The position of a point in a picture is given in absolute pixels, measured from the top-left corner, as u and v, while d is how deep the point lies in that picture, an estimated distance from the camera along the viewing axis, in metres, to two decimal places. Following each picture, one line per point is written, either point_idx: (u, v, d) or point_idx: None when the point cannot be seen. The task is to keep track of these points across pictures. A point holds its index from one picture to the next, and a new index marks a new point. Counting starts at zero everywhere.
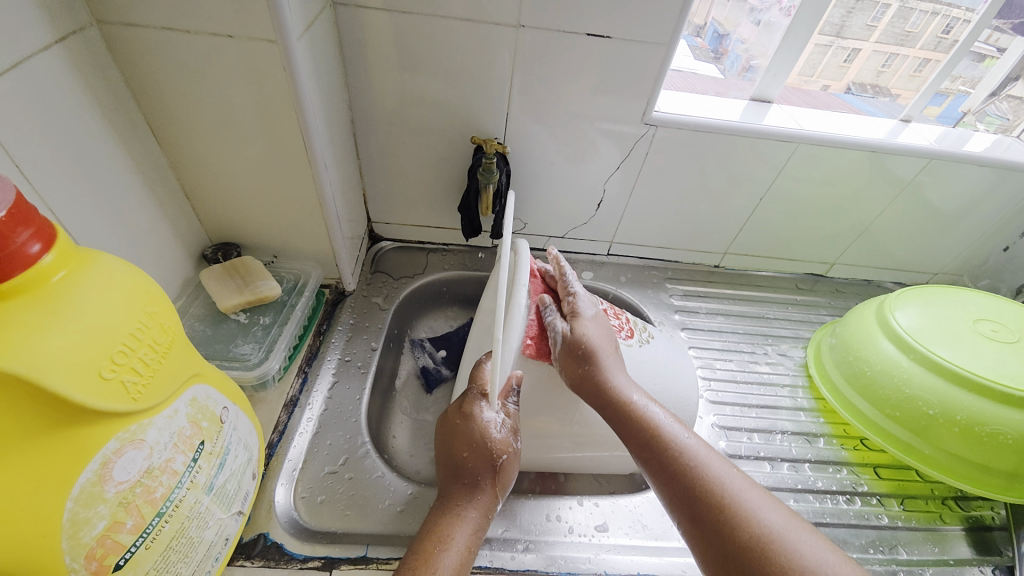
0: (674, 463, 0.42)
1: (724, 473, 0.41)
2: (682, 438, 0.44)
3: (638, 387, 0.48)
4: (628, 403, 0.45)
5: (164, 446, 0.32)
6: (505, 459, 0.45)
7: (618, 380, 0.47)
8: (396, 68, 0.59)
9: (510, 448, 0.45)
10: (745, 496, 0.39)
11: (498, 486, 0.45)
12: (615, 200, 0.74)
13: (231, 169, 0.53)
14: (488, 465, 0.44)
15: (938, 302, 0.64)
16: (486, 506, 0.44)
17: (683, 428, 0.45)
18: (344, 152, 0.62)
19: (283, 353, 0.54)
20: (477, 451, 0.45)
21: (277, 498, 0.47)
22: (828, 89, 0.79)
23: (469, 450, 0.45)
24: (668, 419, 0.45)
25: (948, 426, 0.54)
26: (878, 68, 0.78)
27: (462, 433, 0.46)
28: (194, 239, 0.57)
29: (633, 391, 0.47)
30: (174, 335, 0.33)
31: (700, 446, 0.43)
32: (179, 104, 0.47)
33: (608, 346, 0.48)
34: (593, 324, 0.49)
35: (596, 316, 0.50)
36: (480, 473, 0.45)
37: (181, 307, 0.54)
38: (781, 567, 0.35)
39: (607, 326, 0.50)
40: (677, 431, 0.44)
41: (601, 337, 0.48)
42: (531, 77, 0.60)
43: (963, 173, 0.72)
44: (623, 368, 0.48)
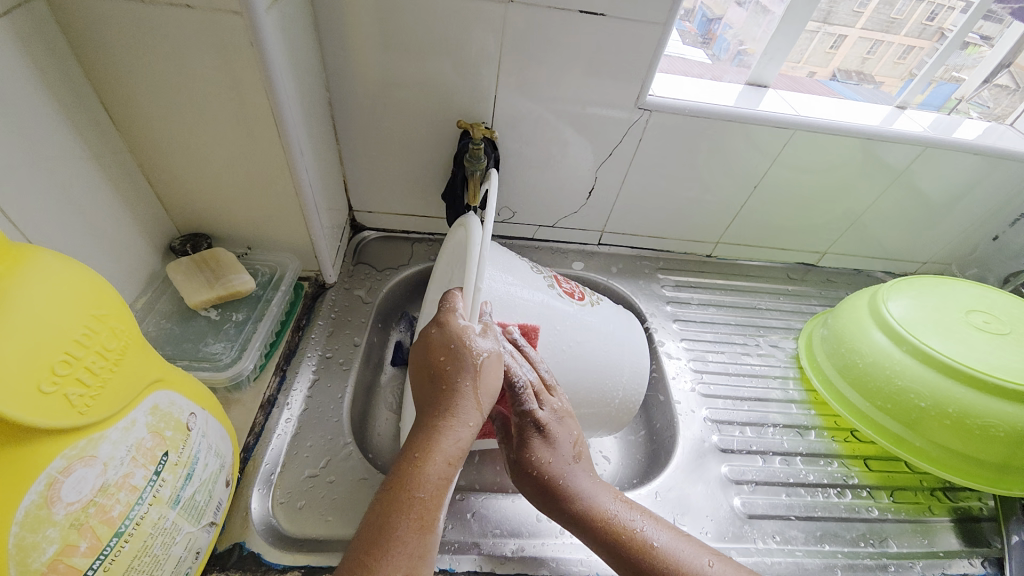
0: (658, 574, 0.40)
1: (706, 569, 0.40)
2: (657, 540, 0.42)
3: (605, 485, 0.45)
4: (601, 514, 0.42)
5: (119, 460, 0.30)
6: (486, 357, 0.40)
7: (584, 493, 0.43)
8: (377, 46, 0.55)
9: (492, 349, 0.40)
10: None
11: (482, 389, 0.39)
12: (607, 189, 0.72)
13: (198, 155, 0.49)
14: (468, 366, 0.39)
15: (931, 292, 0.63)
16: (471, 411, 0.38)
17: (655, 525, 0.43)
18: (322, 136, 0.58)
19: (257, 352, 0.51)
20: (456, 355, 0.39)
21: (254, 504, 0.45)
22: (814, 76, 0.76)
23: (446, 356, 0.40)
24: (641, 521, 0.43)
25: (938, 419, 0.54)
26: (863, 55, 0.76)
27: (438, 341, 0.40)
28: (161, 230, 0.54)
29: (603, 496, 0.43)
30: (128, 339, 0.31)
31: (675, 541, 0.42)
32: (137, 83, 0.43)
33: (568, 461, 0.44)
34: (549, 448, 0.44)
35: (552, 430, 0.44)
36: (461, 377, 0.39)
37: (146, 304, 0.51)
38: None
39: (567, 432, 0.45)
40: (650, 533, 0.42)
41: (558, 460, 0.44)
42: (520, 58, 0.57)
43: (956, 162, 0.71)
44: (587, 472, 0.45)
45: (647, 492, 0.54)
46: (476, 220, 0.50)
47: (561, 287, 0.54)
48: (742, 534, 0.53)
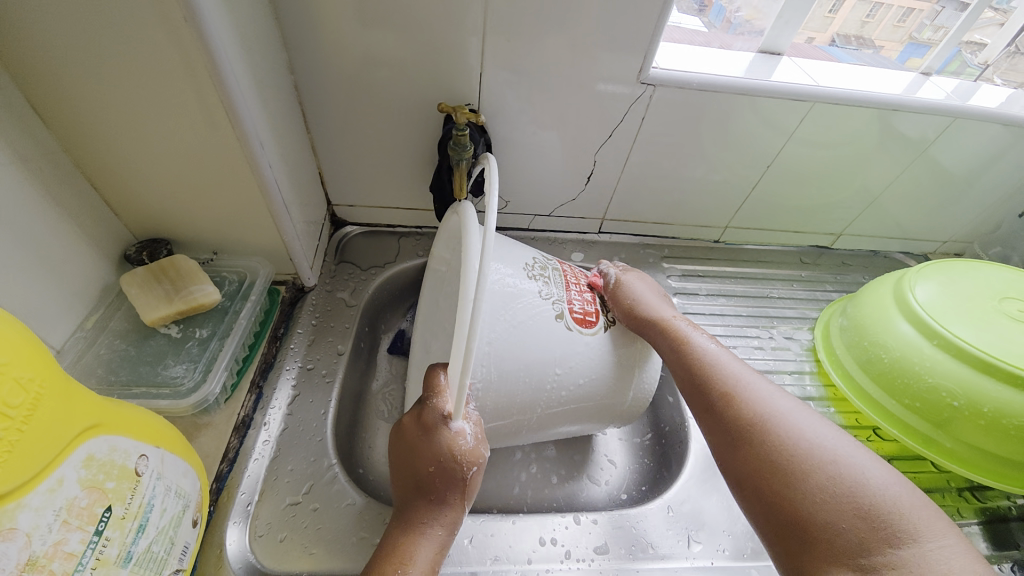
0: (695, 362, 0.45)
1: (740, 371, 0.44)
2: (704, 346, 0.47)
3: (674, 312, 0.50)
4: (662, 320, 0.48)
5: (47, 528, 0.26)
6: (475, 471, 0.39)
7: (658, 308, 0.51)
8: (344, 19, 0.49)
9: (482, 460, 0.40)
10: (757, 388, 0.42)
11: (467, 496, 0.40)
12: (607, 173, 0.66)
13: (148, 155, 0.43)
14: (454, 477, 0.39)
15: (959, 277, 0.59)
16: (452, 521, 0.40)
17: (709, 338, 0.48)
18: (288, 125, 0.52)
19: (224, 372, 0.46)
20: (442, 467, 0.39)
21: (229, 540, 0.42)
22: (812, 42, 0.69)
23: (434, 466, 0.39)
24: (696, 332, 0.48)
25: (971, 418, 0.50)
26: (862, 18, 0.69)
27: (425, 448, 0.39)
28: (112, 237, 0.48)
29: (668, 312, 0.50)
30: (42, 389, 0.26)
31: (720, 351, 0.46)
32: (62, 73, 0.37)
33: (647, 293, 0.52)
34: (638, 277, 0.54)
35: (639, 274, 0.55)
36: (447, 489, 0.40)
37: (98, 323, 0.46)
38: (781, 441, 0.38)
39: (646, 283, 0.54)
40: (699, 339, 0.47)
41: (645, 285, 0.53)
42: (506, 29, 0.50)
43: (986, 132, 0.65)
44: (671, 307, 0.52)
45: (659, 506, 0.50)
46: (472, 208, 0.44)
47: (572, 312, 0.47)
48: None
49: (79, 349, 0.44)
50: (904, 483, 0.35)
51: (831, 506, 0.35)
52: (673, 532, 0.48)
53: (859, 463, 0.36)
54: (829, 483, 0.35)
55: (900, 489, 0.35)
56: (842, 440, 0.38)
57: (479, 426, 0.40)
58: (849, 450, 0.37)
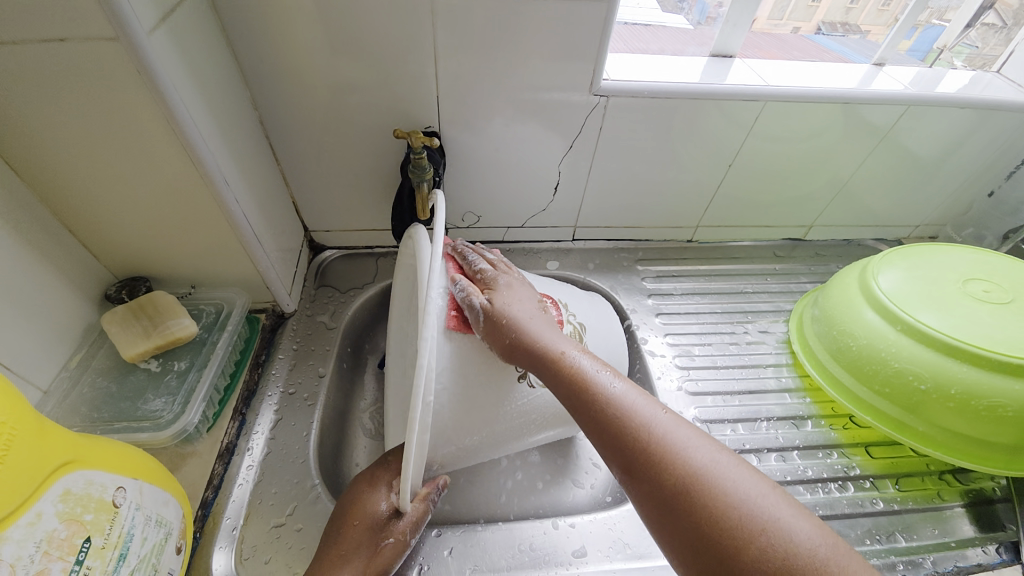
0: (604, 410, 0.39)
1: (651, 417, 0.38)
2: (610, 389, 0.40)
3: (568, 341, 0.44)
4: (559, 356, 0.42)
5: (29, 559, 0.28)
6: (391, 542, 0.42)
7: (545, 338, 0.43)
8: (301, 56, 0.51)
9: (403, 535, 0.42)
10: (672, 437, 0.36)
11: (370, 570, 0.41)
12: (574, 182, 0.68)
13: (116, 199, 0.45)
14: (371, 540, 0.42)
15: (923, 262, 0.59)
16: None
17: (613, 375, 0.41)
18: (254, 160, 0.54)
19: (203, 402, 0.48)
20: (371, 521, 0.43)
21: (215, 565, 0.43)
22: (798, 31, 0.74)
23: (363, 518, 0.43)
24: (598, 368, 0.42)
25: (941, 401, 0.50)
26: (846, 5, 0.72)
27: (365, 500, 0.44)
28: (92, 279, 0.50)
29: (564, 344, 0.43)
30: (15, 430, 0.28)
31: (628, 392, 0.40)
32: (28, 129, 0.39)
33: (531, 310, 0.46)
34: (512, 296, 0.46)
35: (511, 285, 0.48)
36: (360, 546, 0.42)
37: (81, 363, 0.48)
38: (704, 505, 0.33)
39: (530, 294, 0.48)
40: (603, 379, 0.41)
41: (522, 308, 0.45)
42: (457, 53, 0.52)
43: (941, 118, 0.66)
44: (552, 329, 0.45)
45: None
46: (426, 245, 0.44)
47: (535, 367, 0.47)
48: None
49: (64, 389, 0.46)
50: (830, 535, 0.31)
51: None
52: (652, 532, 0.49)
53: (786, 517, 0.32)
54: (763, 552, 0.31)
55: (829, 543, 0.30)
56: (769, 493, 0.33)
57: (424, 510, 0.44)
58: (775, 504, 0.32)
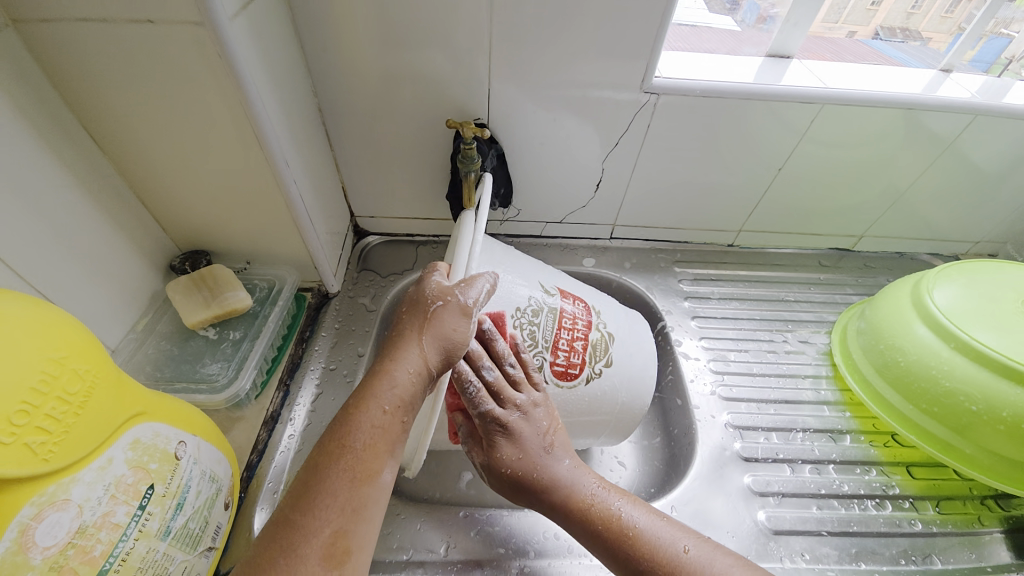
0: (630, 554, 0.40)
1: (682, 555, 0.39)
2: (635, 521, 0.41)
3: (583, 472, 0.44)
4: (579, 502, 0.42)
5: (97, 500, 0.30)
6: (441, 305, 0.39)
7: (561, 481, 0.42)
8: (360, 45, 0.53)
9: (449, 298, 0.40)
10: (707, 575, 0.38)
11: (426, 337, 0.39)
12: (616, 180, 0.68)
13: (186, 175, 0.48)
14: (423, 311, 0.40)
15: (983, 279, 0.56)
16: (413, 350, 0.38)
17: (634, 506, 0.42)
18: (311, 144, 0.56)
19: (254, 370, 0.51)
20: (414, 305, 0.41)
21: (257, 524, 0.46)
22: (854, 35, 0.72)
23: (408, 307, 0.41)
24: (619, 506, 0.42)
25: (992, 424, 0.48)
26: (907, 10, 0.69)
27: (408, 297, 0.42)
28: (159, 250, 0.54)
29: (583, 482, 0.43)
30: (94, 380, 0.31)
31: (653, 522, 0.41)
32: (116, 106, 0.42)
33: (539, 454, 0.43)
34: (513, 449, 0.42)
35: (513, 428, 0.42)
36: (411, 321, 0.40)
37: (147, 326, 0.52)
38: None
39: (535, 426, 0.43)
40: (627, 515, 0.41)
41: (525, 459, 0.42)
42: (510, 47, 0.53)
43: (1013, 129, 0.63)
44: (563, 466, 0.43)
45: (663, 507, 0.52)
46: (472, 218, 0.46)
47: (554, 361, 0.48)
48: (767, 551, 0.50)
49: (131, 348, 0.50)
50: None
51: None
52: None
53: None
54: None
55: None
56: None
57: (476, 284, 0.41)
58: None
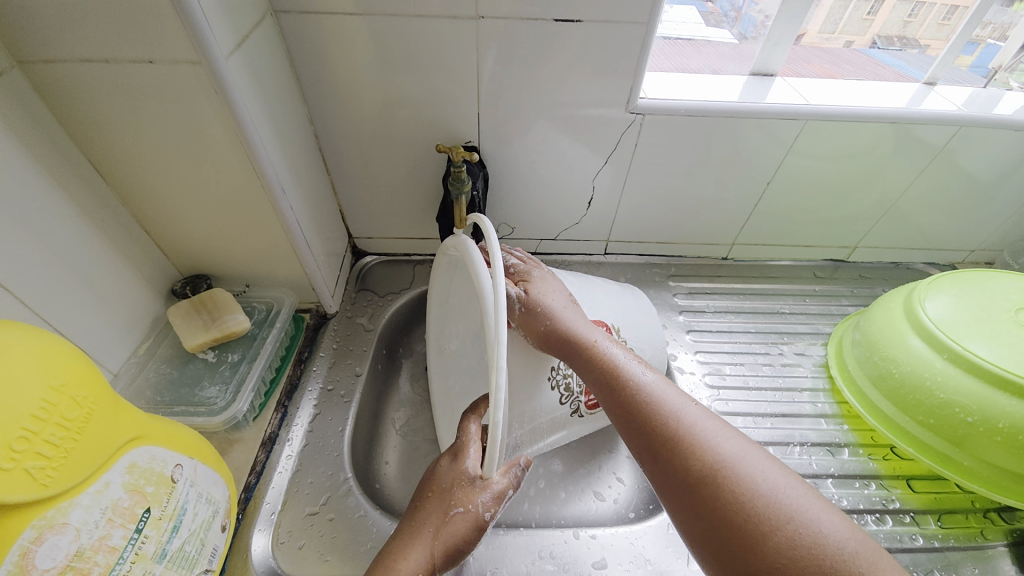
0: (630, 396, 0.40)
1: (682, 407, 0.39)
2: (639, 376, 0.41)
3: (599, 331, 0.46)
4: (591, 345, 0.44)
5: (94, 524, 0.31)
6: (460, 512, 0.38)
7: (579, 325, 0.45)
8: (354, 74, 0.55)
9: (472, 506, 0.38)
10: (700, 426, 0.37)
11: (440, 537, 0.37)
12: (607, 197, 0.69)
13: (186, 203, 0.50)
14: (442, 507, 0.38)
15: (974, 288, 0.57)
16: (419, 554, 0.37)
17: (644, 366, 0.43)
18: (308, 169, 0.58)
19: (251, 392, 0.52)
20: (438, 493, 0.39)
21: (254, 546, 0.46)
22: (851, 45, 0.73)
23: (433, 491, 0.40)
24: (629, 359, 0.43)
25: (987, 434, 0.48)
26: (904, 18, 0.70)
27: (438, 474, 0.41)
28: (161, 275, 0.55)
29: (595, 334, 0.45)
30: (91, 407, 0.32)
31: (658, 382, 0.41)
32: (118, 139, 0.44)
33: (564, 300, 0.48)
34: (544, 286, 0.49)
35: (543, 278, 0.50)
36: (428, 518, 0.38)
37: (148, 350, 0.53)
38: (732, 491, 0.33)
39: (556, 287, 0.50)
40: (635, 368, 0.42)
41: (553, 296, 0.48)
42: (499, 73, 0.55)
43: (999, 139, 0.63)
44: (583, 318, 0.47)
45: (660, 523, 0.51)
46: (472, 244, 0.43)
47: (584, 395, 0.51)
48: None
49: (132, 373, 0.51)
50: (857, 534, 0.32)
51: (789, 565, 0.31)
52: (673, 550, 0.49)
53: (814, 512, 0.32)
54: (790, 539, 0.31)
55: (857, 540, 0.31)
56: (799, 489, 0.34)
57: (498, 493, 0.38)
58: (801, 497, 0.33)
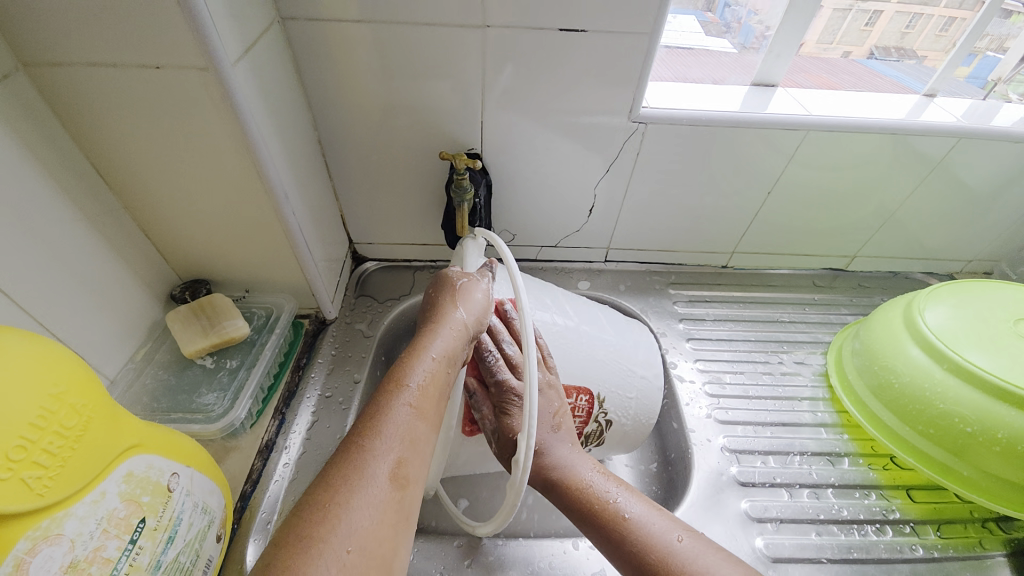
0: (620, 537, 0.40)
1: (674, 545, 0.38)
2: (626, 511, 0.41)
3: (587, 459, 0.45)
4: (577, 480, 0.43)
5: (89, 534, 0.31)
6: (466, 281, 0.47)
7: (562, 458, 0.45)
8: (358, 81, 0.55)
9: (471, 279, 0.48)
10: (694, 566, 0.36)
11: (461, 302, 0.45)
12: (608, 205, 0.69)
13: (187, 209, 0.50)
14: (451, 288, 0.47)
15: (973, 298, 0.57)
16: (448, 318, 0.44)
17: (631, 497, 0.42)
18: (310, 175, 0.58)
19: (249, 399, 0.52)
20: (439, 291, 0.47)
21: (250, 556, 0.46)
22: (849, 56, 0.72)
23: (434, 296, 0.47)
24: (614, 492, 0.42)
25: (988, 445, 0.48)
26: (902, 29, 0.69)
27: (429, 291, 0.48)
28: (160, 280, 0.55)
29: (581, 466, 0.44)
30: (90, 414, 0.32)
31: (648, 515, 0.40)
32: (120, 145, 0.44)
33: (545, 430, 0.45)
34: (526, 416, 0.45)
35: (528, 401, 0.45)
36: (443, 300, 0.46)
37: (146, 355, 0.52)
38: None
39: (548, 401, 0.46)
40: (621, 503, 0.41)
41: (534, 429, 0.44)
42: (503, 81, 0.55)
43: (998, 151, 0.64)
44: (569, 446, 0.46)
45: None
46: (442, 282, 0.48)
47: None
48: None
49: (129, 378, 0.50)
50: None
51: None
52: None
53: None
54: None
55: None
56: None
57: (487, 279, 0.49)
58: None
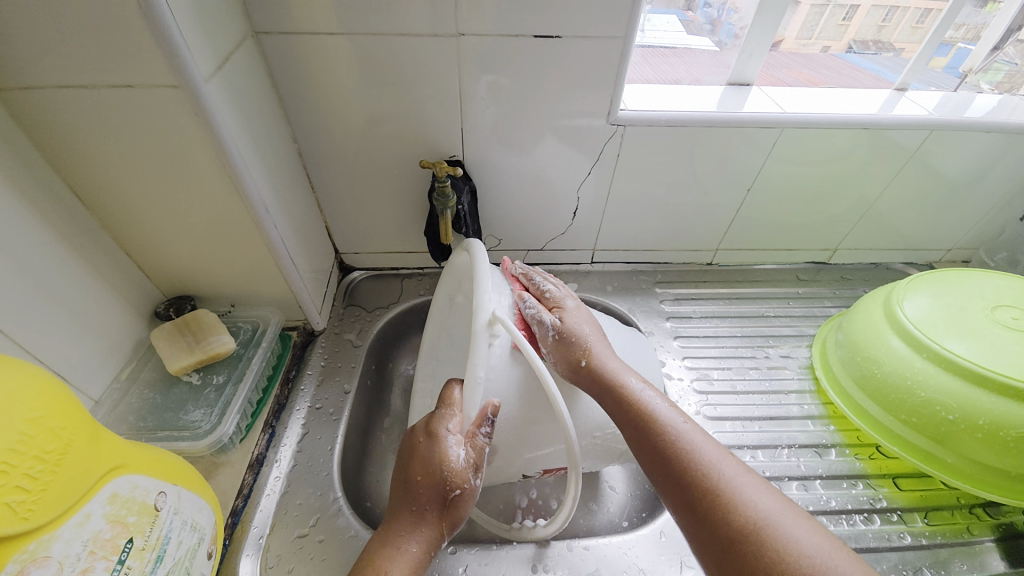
0: (663, 441, 0.41)
1: (717, 459, 0.40)
2: (674, 423, 0.42)
3: (634, 371, 0.47)
4: (622, 387, 0.44)
5: (76, 557, 0.30)
6: (459, 493, 0.39)
7: (612, 364, 0.46)
8: (335, 93, 0.55)
9: (468, 484, 0.39)
10: (735, 482, 0.38)
11: (446, 520, 0.40)
12: (592, 207, 0.70)
13: (167, 228, 0.50)
14: (440, 495, 0.39)
15: (950, 288, 0.58)
16: (428, 539, 0.39)
17: (679, 413, 0.43)
18: (292, 187, 0.58)
19: (237, 414, 0.52)
20: (429, 480, 0.39)
21: (243, 571, 0.45)
22: (827, 50, 0.74)
23: (423, 475, 0.39)
24: (663, 405, 0.44)
25: (969, 432, 0.49)
26: (879, 23, 0.70)
27: (421, 452, 0.40)
28: (143, 298, 0.55)
29: (629, 376, 0.45)
30: (71, 437, 0.31)
31: (695, 431, 0.42)
32: (96, 165, 0.44)
33: (595, 334, 0.49)
34: (577, 313, 0.50)
35: (575, 306, 0.51)
36: (428, 504, 0.40)
37: (131, 374, 0.52)
38: (774, 552, 0.34)
39: (588, 314, 0.51)
40: (670, 415, 0.43)
41: (586, 326, 0.49)
42: (479, 89, 0.56)
43: (971, 142, 0.65)
44: (615, 355, 0.48)
45: (652, 532, 0.51)
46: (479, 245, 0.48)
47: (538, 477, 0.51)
48: None
49: (114, 398, 0.50)
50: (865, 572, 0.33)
51: None
52: (665, 558, 0.49)
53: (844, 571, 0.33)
54: None
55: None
56: (826, 544, 0.34)
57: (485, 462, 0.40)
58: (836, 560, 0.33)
